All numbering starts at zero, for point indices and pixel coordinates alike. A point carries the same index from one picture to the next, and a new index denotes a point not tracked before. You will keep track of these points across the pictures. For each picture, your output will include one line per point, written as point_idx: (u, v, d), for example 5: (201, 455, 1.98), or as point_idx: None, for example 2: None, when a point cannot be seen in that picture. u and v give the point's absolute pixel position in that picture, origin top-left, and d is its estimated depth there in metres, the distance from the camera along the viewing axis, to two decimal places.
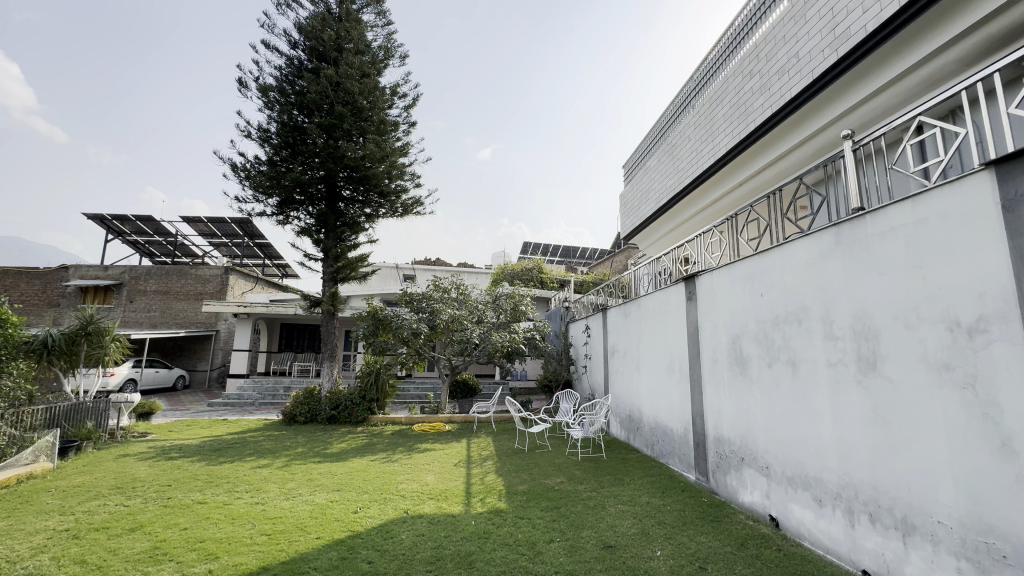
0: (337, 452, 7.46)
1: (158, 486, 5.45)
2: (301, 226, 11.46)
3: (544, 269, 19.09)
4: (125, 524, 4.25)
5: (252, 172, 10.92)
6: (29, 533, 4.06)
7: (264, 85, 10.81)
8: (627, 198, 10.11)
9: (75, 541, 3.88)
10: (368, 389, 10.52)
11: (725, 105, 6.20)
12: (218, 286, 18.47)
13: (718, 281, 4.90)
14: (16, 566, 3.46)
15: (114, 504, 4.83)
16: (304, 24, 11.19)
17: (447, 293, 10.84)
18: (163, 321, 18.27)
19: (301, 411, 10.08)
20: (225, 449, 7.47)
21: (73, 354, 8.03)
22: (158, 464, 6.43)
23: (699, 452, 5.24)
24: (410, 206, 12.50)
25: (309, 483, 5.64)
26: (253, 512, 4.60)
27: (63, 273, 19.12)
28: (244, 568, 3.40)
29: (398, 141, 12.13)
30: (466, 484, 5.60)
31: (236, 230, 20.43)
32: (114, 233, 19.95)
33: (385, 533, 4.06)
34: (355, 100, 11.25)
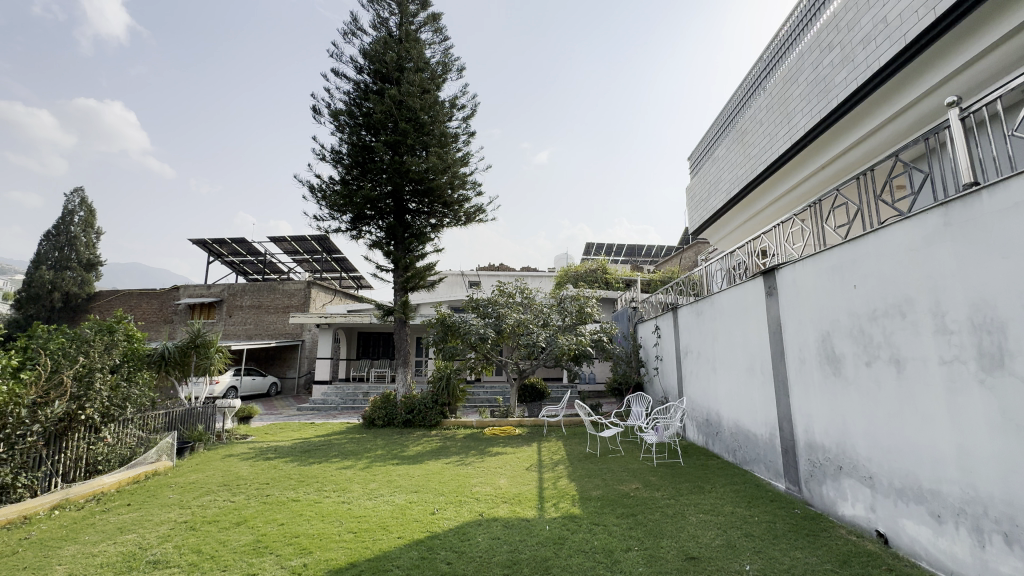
0: (414, 455, 7.76)
1: (258, 484, 5.97)
2: (372, 240, 12.10)
3: (608, 269, 18.74)
4: (232, 518, 4.69)
5: (327, 192, 11.73)
6: (157, 523, 4.61)
7: (335, 110, 11.60)
8: (694, 191, 9.66)
9: (192, 533, 4.34)
10: (440, 393, 10.89)
11: (801, 83, 5.72)
12: (302, 300, 20.01)
13: (802, 274, 4.52)
14: (148, 552, 3.95)
15: (222, 500, 5.36)
16: (368, 49, 11.86)
17: (512, 298, 10.95)
18: (257, 333, 20.07)
19: (379, 415, 10.60)
20: (313, 451, 8.03)
21: (185, 364, 9.04)
22: (257, 465, 7.04)
23: (789, 459, 4.86)
24: (473, 214, 12.78)
25: (389, 484, 5.91)
26: (340, 510, 4.90)
27: (174, 293, 21.61)
28: (335, 564, 3.62)
29: (458, 152, 12.50)
30: (539, 489, 5.60)
31: (316, 246, 22.01)
32: (214, 255, 22.23)
33: (461, 535, 4.15)
34: (418, 116, 11.72)
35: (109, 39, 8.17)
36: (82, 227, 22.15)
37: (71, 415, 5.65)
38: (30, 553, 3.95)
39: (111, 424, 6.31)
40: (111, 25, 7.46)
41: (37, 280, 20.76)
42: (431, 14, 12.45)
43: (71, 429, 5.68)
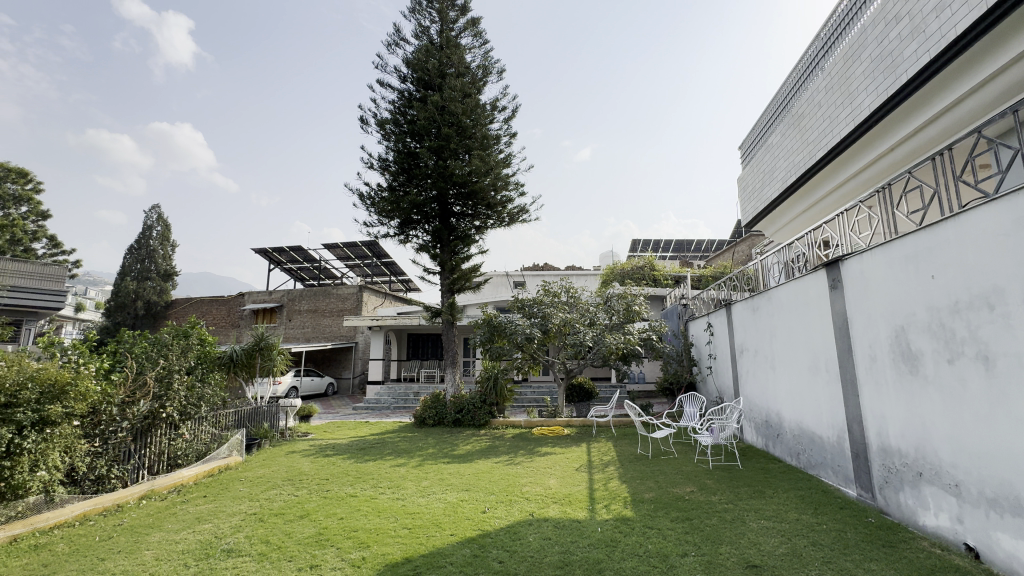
0: (464, 453, 7.88)
1: (319, 479, 6.28)
2: (419, 244, 12.40)
3: (656, 265, 18.25)
4: (296, 511, 4.96)
5: (376, 199, 12.16)
6: (230, 514, 4.95)
7: (381, 119, 12.00)
8: (746, 181, 9.21)
9: (261, 524, 4.62)
10: (488, 393, 11.01)
11: (865, 60, 5.32)
12: (355, 303, 20.85)
13: (870, 265, 4.21)
14: (222, 541, 4.24)
15: (287, 493, 5.68)
16: (411, 58, 12.18)
17: (557, 298, 10.88)
18: (315, 335, 21.11)
19: (430, 415, 10.84)
20: (369, 449, 8.34)
21: (251, 366, 9.64)
22: (318, 461, 7.40)
23: (860, 464, 4.53)
24: (516, 215, 12.83)
25: (441, 482, 6.04)
26: (395, 507, 5.06)
27: (240, 299, 23.11)
28: (391, 558, 3.74)
29: (500, 153, 12.58)
30: (589, 490, 5.53)
31: (366, 251, 22.86)
32: (274, 262, 23.57)
33: (512, 535, 4.17)
34: (460, 120, 11.90)
35: (178, 66, 8.88)
36: (159, 240, 24.04)
37: (153, 414, 6.16)
38: (122, 538, 4.35)
39: (188, 421, 6.83)
40: (180, 54, 8.11)
41: (124, 290, 22.83)
42: (470, 19, 12.62)
43: (154, 426, 6.20)
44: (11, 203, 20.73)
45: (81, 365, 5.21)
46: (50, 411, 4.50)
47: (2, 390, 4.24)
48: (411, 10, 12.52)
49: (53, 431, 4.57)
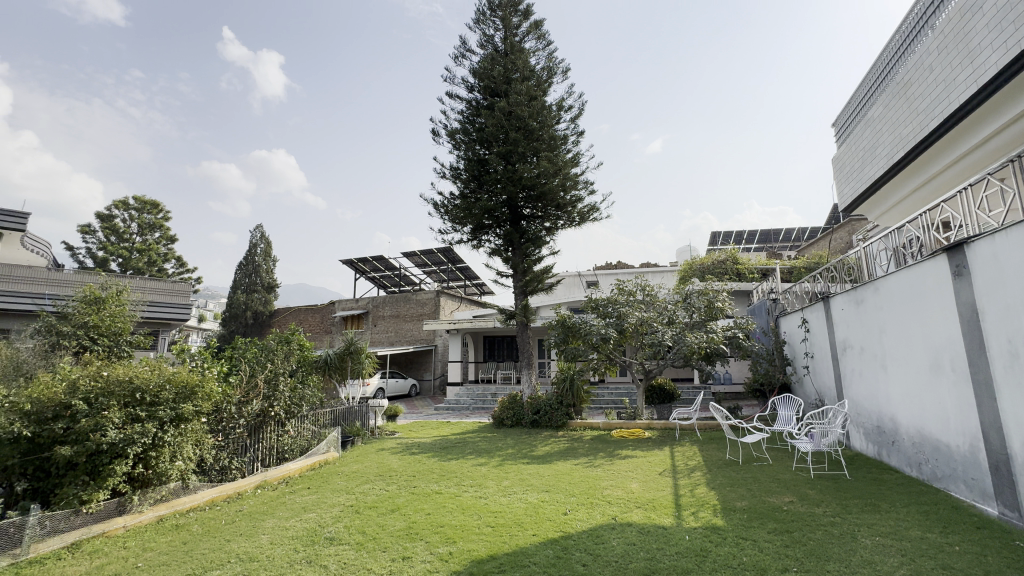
0: (543, 454, 7.91)
1: (407, 476, 6.64)
2: (491, 248, 12.67)
3: (739, 258, 17.12)
4: (387, 505, 5.28)
5: (449, 206, 12.62)
6: (331, 505, 5.39)
7: (452, 130, 12.45)
8: (842, 162, 8.37)
9: (357, 516, 4.97)
10: (565, 394, 10.97)
11: (988, 10, 4.61)
12: (433, 308, 21.75)
13: (1005, 247, 3.64)
14: (325, 529, 4.62)
15: (379, 488, 6.07)
16: (478, 68, 12.51)
17: (633, 296, 10.57)
18: (398, 339, 22.32)
19: (508, 415, 11.02)
20: (451, 447, 8.69)
21: (343, 369, 10.41)
22: (405, 458, 7.83)
23: (1000, 478, 3.92)
24: (587, 214, 12.68)
25: (521, 482, 6.12)
26: (478, 505, 5.21)
27: (331, 307, 25.05)
28: (477, 554, 3.86)
29: (568, 153, 12.52)
30: (675, 495, 5.31)
31: (442, 257, 23.76)
32: (359, 271, 25.27)
33: (595, 538, 4.12)
34: (527, 124, 12.02)
35: None
36: (263, 256, 26.73)
37: (264, 412, 6.87)
38: (243, 523, 4.89)
39: (292, 419, 7.53)
40: None
41: (236, 302, 25.68)
42: (533, 23, 12.71)
43: (265, 423, 6.91)
44: (148, 231, 24.16)
45: (205, 370, 5.94)
46: (183, 409, 5.18)
47: (148, 391, 4.98)
48: (475, 21, 12.88)
49: (186, 426, 5.26)
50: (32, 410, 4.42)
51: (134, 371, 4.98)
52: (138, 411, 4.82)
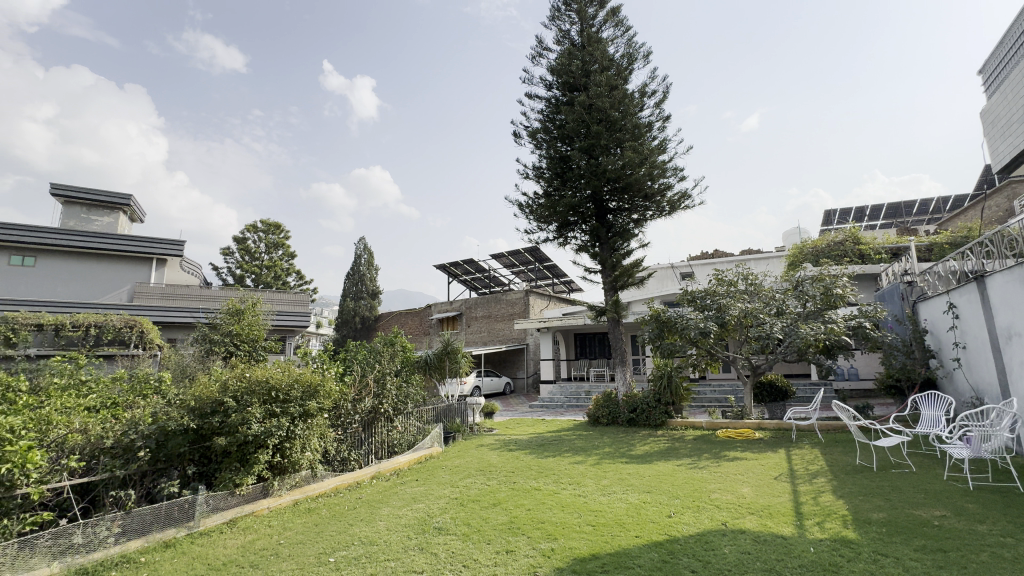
0: (642, 454, 7.66)
1: (506, 471, 6.82)
2: (578, 245, 12.54)
3: (861, 238, 15.13)
4: (489, 499, 5.47)
5: (534, 206, 12.72)
6: (438, 497, 5.73)
7: (533, 130, 12.53)
8: (995, 114, 7.04)
9: (462, 508, 5.22)
10: (663, 392, 10.51)
11: None
12: (523, 307, 22.07)
13: None
14: (434, 519, 4.92)
15: (480, 482, 6.32)
16: (555, 65, 12.45)
17: (734, 287, 9.83)
18: (491, 339, 23.00)
19: (604, 413, 10.83)
20: (547, 445, 8.77)
21: (442, 368, 10.96)
22: (504, 454, 8.06)
23: None
24: (677, 202, 12.09)
25: (621, 482, 5.98)
26: (577, 503, 5.19)
27: (428, 310, 26.54)
28: (579, 553, 3.85)
29: (654, 140, 12.01)
30: (794, 503, 4.83)
31: (529, 257, 24.03)
32: (452, 275, 26.45)
33: (704, 544, 3.89)
34: (609, 115, 11.70)
35: None
36: (367, 266, 29.14)
37: (375, 409, 7.48)
38: (363, 509, 5.38)
39: (399, 415, 8.11)
40: None
41: (346, 308, 28.21)
42: (610, 10, 12.35)
43: (377, 419, 7.52)
44: (272, 249, 27.51)
45: (324, 370, 6.63)
46: (309, 405, 5.85)
47: (282, 389, 5.69)
48: (551, 19, 12.84)
49: (312, 421, 5.95)
50: (195, 406, 5.21)
51: (269, 373, 5.70)
52: (274, 407, 5.52)
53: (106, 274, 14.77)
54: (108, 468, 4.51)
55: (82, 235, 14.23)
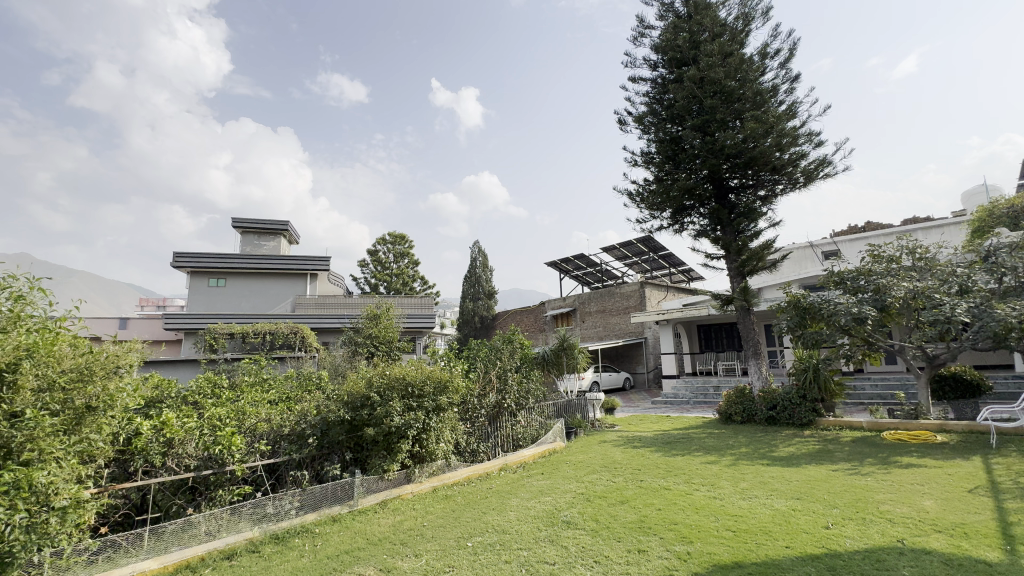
0: (787, 456, 6.89)
1: (632, 469, 6.63)
2: (697, 230, 11.72)
3: None
4: (617, 496, 5.38)
5: (645, 194, 12.17)
6: (565, 491, 5.79)
7: (639, 115, 11.98)
8: None
9: (589, 503, 5.21)
10: (809, 387, 9.34)
11: None
12: (639, 300, 21.22)
13: None
14: (562, 513, 4.99)
15: (606, 479, 6.23)
16: (660, 43, 11.76)
17: (895, 264, 8.38)
18: (607, 333, 22.54)
19: (737, 411, 9.96)
20: (675, 443, 8.33)
21: (559, 364, 11.04)
22: (629, 451, 7.84)
23: None
24: (814, 171, 10.64)
25: (763, 485, 5.44)
26: (713, 506, 4.84)
27: (542, 307, 26.93)
28: (719, 559, 3.60)
29: (781, 106, 10.74)
30: (999, 522, 3.94)
31: (642, 247, 23.05)
32: (563, 271, 26.50)
33: (874, 562, 3.38)
34: (724, 85, 10.73)
35: None
36: (482, 268, 30.59)
37: (498, 404, 7.83)
38: (494, 499, 5.66)
39: (521, 410, 8.38)
40: None
41: (466, 309, 29.88)
42: None
43: (501, 413, 7.87)
44: (399, 258, 30.27)
45: (451, 367, 7.12)
46: (440, 400, 6.34)
47: (417, 384, 6.24)
48: None
49: (444, 414, 6.45)
50: (348, 400, 5.91)
51: (405, 370, 6.29)
52: (412, 401, 6.08)
53: (275, 289, 17.61)
54: (287, 451, 5.39)
55: (256, 258, 17.14)
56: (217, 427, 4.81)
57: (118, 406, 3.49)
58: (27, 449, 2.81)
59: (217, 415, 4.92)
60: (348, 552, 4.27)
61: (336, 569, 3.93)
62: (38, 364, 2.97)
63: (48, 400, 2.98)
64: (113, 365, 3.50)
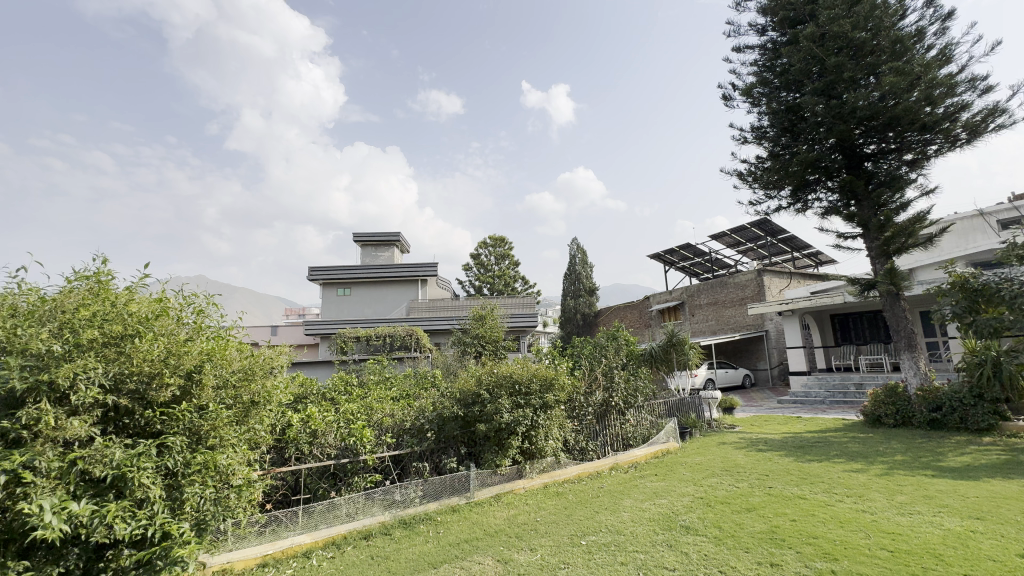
0: (959, 467, 5.78)
1: (758, 474, 6.07)
2: (825, 207, 10.40)
3: None
4: (742, 503, 4.96)
5: (758, 172, 11.07)
6: (681, 494, 5.49)
7: (747, 86, 10.93)
8: None
9: (710, 509, 4.88)
10: (985, 384, 7.62)
11: None
12: (756, 289, 19.36)
13: None
14: (679, 517, 4.74)
15: (728, 483, 5.77)
16: (769, 3, 10.61)
17: None
18: (720, 327, 20.91)
19: (887, 412, 8.60)
20: (809, 447, 7.45)
21: (669, 360, 10.50)
22: (753, 455, 7.18)
23: None
24: (981, 124, 8.81)
25: (927, 500, 4.63)
26: (863, 520, 4.24)
27: (647, 302, 25.89)
28: None
29: (930, 51, 9.06)
30: None
31: (758, 232, 21.00)
32: (668, 263, 25.19)
33: None
34: (851, 39, 9.35)
35: None
36: (582, 265, 30.32)
37: (606, 402, 7.71)
38: (606, 499, 5.56)
39: (630, 409, 8.14)
40: None
41: (567, 307, 29.79)
42: None
43: (609, 411, 7.73)
44: (500, 260, 31.25)
45: (556, 365, 7.16)
46: (547, 398, 6.43)
47: (524, 382, 6.38)
48: None
49: (551, 412, 6.54)
50: (460, 397, 6.26)
51: (512, 368, 6.47)
52: (520, 399, 6.24)
53: (391, 296, 19.25)
54: (410, 444, 5.85)
55: (375, 268, 18.90)
56: (351, 420, 5.43)
57: (274, 401, 4.09)
58: (211, 435, 3.41)
59: (350, 410, 5.55)
60: (467, 540, 4.50)
61: (458, 555, 4.18)
62: (216, 365, 3.56)
63: (224, 395, 3.57)
64: (269, 365, 4.12)
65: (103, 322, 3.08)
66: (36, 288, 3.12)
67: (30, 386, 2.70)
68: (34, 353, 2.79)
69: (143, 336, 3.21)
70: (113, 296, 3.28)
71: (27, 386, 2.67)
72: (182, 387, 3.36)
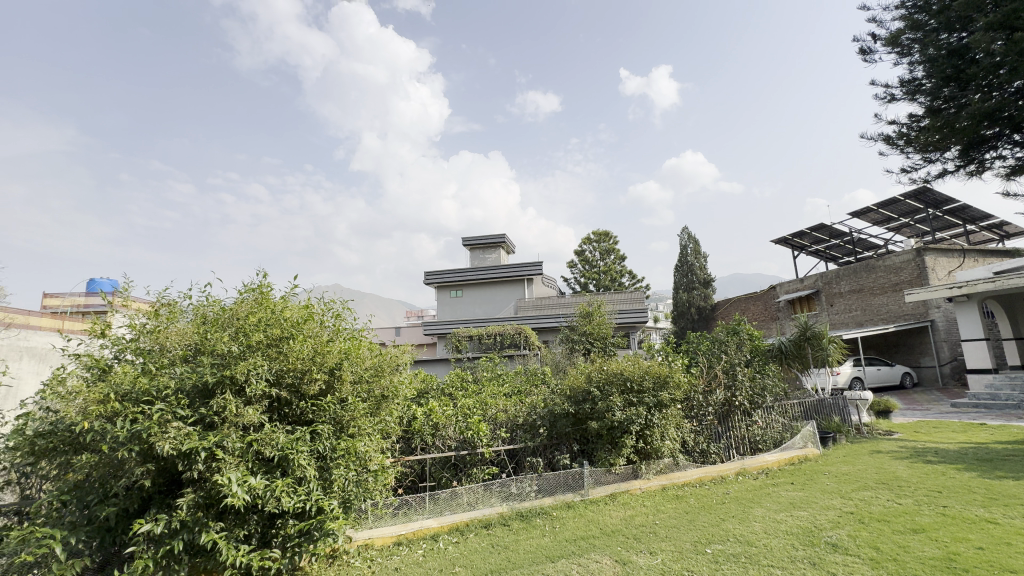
0: None
1: (927, 490, 5.13)
2: (1009, 166, 8.46)
3: None
4: (906, 523, 4.24)
5: (912, 134, 9.30)
6: (824, 507, 4.87)
7: (892, 35, 9.26)
8: None
9: (863, 526, 4.26)
10: None
11: None
12: (914, 272, 16.39)
13: None
14: (824, 532, 4.21)
15: (885, 498, 4.97)
16: None
17: None
18: (868, 318, 18.09)
19: None
20: (999, 461, 6.10)
21: (803, 356, 9.36)
22: (919, 467, 6.09)
23: None
24: None
25: None
26: None
27: (773, 292, 23.42)
28: None
29: None
30: None
31: (915, 204, 17.75)
32: (797, 248, 22.49)
33: None
34: None
35: None
36: (694, 255, 28.39)
37: (728, 402, 7.15)
38: (734, 506, 5.15)
39: (758, 409, 7.44)
40: None
41: (680, 301, 28.11)
42: None
43: (732, 412, 7.15)
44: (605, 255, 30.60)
45: (671, 362, 6.81)
46: (661, 396, 6.15)
47: (636, 379, 6.18)
48: None
49: (666, 411, 6.25)
50: (571, 394, 6.26)
51: (622, 365, 6.30)
52: (632, 397, 6.06)
53: (500, 296, 19.93)
54: (523, 439, 6.01)
55: (483, 270, 19.74)
56: (468, 415, 5.79)
57: (400, 395, 4.48)
58: (351, 425, 3.85)
59: (467, 406, 5.91)
60: (583, 538, 4.49)
61: (575, 552, 4.18)
62: (352, 363, 4.01)
63: (360, 390, 4.00)
64: (394, 363, 4.52)
65: (266, 327, 3.66)
66: (219, 300, 3.85)
67: (219, 379, 3.35)
68: (220, 352, 3.43)
69: (295, 337, 3.74)
70: (272, 304, 3.87)
71: (217, 379, 3.33)
72: (327, 381, 3.83)
